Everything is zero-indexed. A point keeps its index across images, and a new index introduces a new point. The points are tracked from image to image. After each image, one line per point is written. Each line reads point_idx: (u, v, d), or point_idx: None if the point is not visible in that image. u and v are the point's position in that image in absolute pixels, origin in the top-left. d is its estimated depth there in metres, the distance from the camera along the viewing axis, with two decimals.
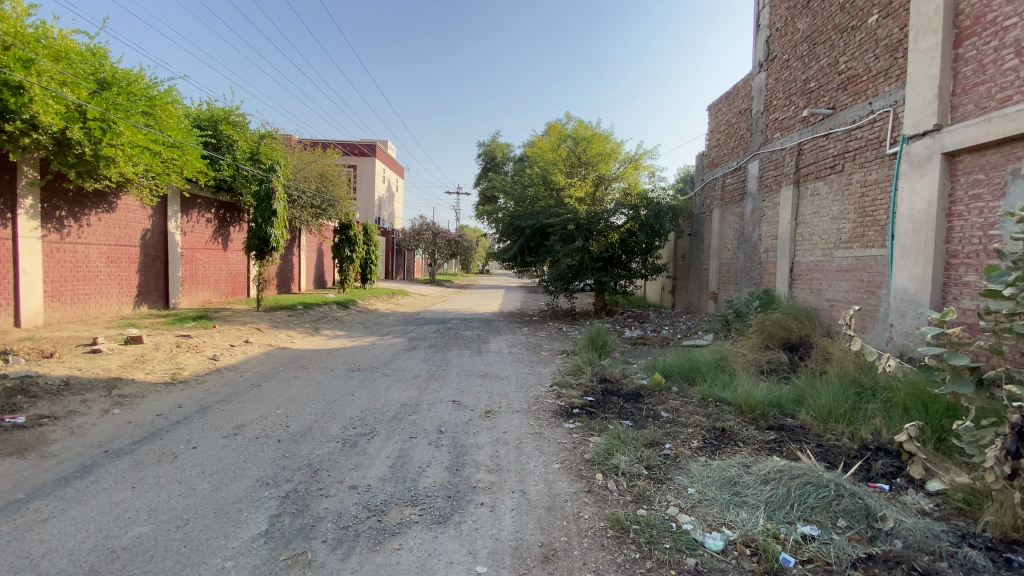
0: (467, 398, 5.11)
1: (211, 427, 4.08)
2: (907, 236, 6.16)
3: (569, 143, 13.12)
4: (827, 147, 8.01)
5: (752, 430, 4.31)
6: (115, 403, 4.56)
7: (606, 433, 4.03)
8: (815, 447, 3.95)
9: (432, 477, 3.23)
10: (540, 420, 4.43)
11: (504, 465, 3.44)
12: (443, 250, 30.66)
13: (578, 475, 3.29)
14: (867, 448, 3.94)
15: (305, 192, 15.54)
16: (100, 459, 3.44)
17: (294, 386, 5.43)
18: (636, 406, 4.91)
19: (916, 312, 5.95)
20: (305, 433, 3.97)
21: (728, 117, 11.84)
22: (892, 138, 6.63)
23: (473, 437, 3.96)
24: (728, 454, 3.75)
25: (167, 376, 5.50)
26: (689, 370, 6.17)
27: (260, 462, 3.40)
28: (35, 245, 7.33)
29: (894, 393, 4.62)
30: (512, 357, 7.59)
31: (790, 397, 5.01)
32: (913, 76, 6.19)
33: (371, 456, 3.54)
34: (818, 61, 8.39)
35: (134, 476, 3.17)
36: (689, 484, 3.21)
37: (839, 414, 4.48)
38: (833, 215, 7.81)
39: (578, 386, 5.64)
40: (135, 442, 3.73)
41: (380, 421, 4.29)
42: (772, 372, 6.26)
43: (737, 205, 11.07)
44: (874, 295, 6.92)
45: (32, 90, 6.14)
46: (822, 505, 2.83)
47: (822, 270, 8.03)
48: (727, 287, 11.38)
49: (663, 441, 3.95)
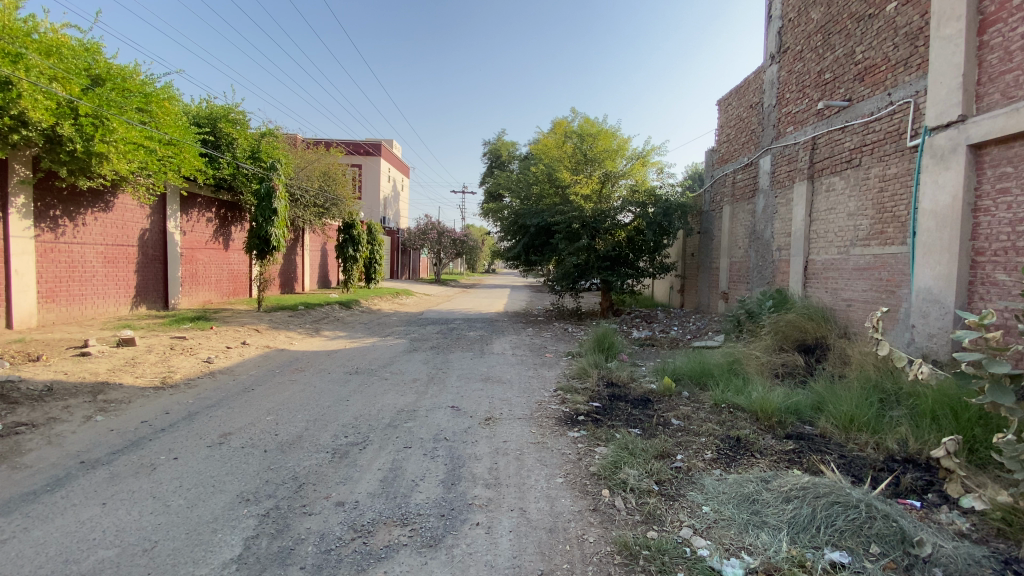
0: (467, 403, 4.87)
1: (196, 436, 3.86)
2: (930, 233, 5.83)
3: (574, 140, 12.72)
4: (843, 141, 7.69)
5: (769, 439, 4.05)
6: (99, 409, 4.38)
7: (613, 442, 3.78)
8: (839, 459, 3.68)
9: (426, 492, 3.00)
10: (542, 429, 4.18)
11: (503, 479, 3.20)
12: (448, 249, 30.43)
13: (583, 492, 3.04)
14: (895, 461, 3.66)
15: (308, 191, 15.34)
16: (75, 471, 3.26)
17: (287, 391, 5.20)
18: (645, 413, 4.66)
19: (941, 313, 5.64)
20: (295, 442, 3.76)
21: (738, 112, 11.52)
22: (914, 130, 6.31)
23: (471, 448, 3.72)
24: (745, 467, 3.48)
25: (156, 380, 5.32)
26: (700, 374, 5.90)
27: (242, 475, 3.18)
28: (29, 246, 7.20)
29: (920, 399, 4.33)
30: (514, 360, 7.36)
31: (809, 403, 4.74)
32: (935, 65, 5.87)
33: (362, 468, 3.31)
34: (833, 52, 8.06)
35: (107, 491, 2.97)
36: (704, 502, 2.94)
37: (862, 422, 4.19)
38: (850, 212, 7.50)
39: (583, 390, 5.39)
40: (114, 452, 3.54)
41: (373, 429, 4.07)
42: (789, 375, 5.98)
43: (748, 202, 10.75)
44: (894, 295, 6.60)
45: (20, 86, 5.98)
46: (852, 529, 2.55)
47: (838, 269, 7.71)
48: (738, 287, 11.07)
49: (675, 452, 3.69)
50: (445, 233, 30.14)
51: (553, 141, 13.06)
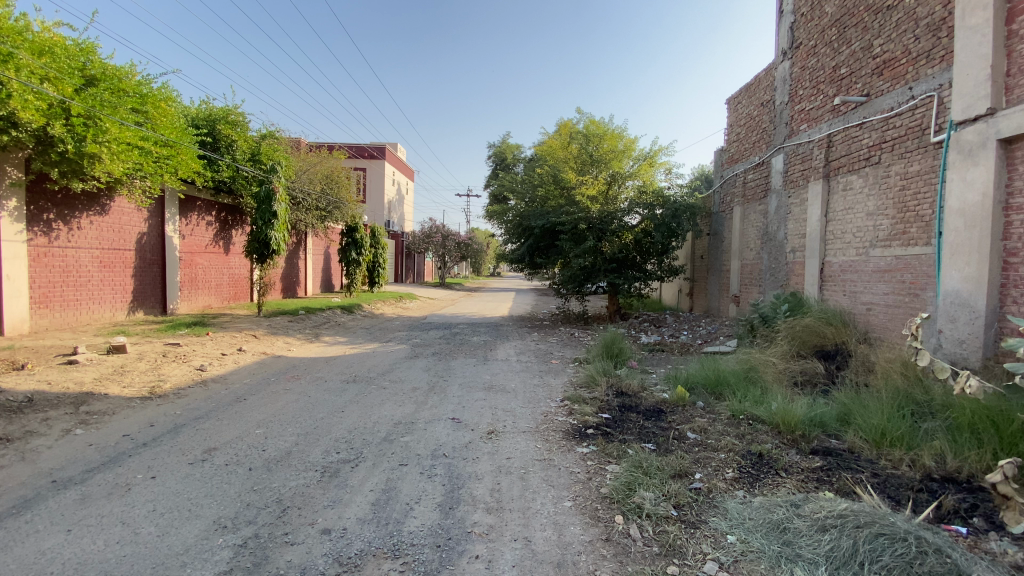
0: (468, 415, 4.60)
1: (179, 452, 3.62)
2: (957, 232, 5.50)
3: (579, 141, 12.41)
4: (860, 138, 7.38)
5: (794, 455, 3.75)
6: (79, 422, 4.15)
7: (625, 460, 3.49)
8: (871, 478, 3.37)
9: (420, 518, 2.73)
10: (549, 443, 3.90)
11: (506, 502, 2.92)
12: (453, 253, 30.18)
13: (594, 518, 2.75)
14: (934, 480, 3.35)
15: (310, 194, 15.13)
16: (45, 491, 3.02)
17: (280, 402, 4.95)
18: (659, 426, 4.35)
19: (970, 317, 5.31)
20: (282, 459, 3.50)
21: (748, 111, 11.23)
22: (938, 125, 5.99)
23: (472, 465, 3.45)
24: (770, 487, 3.19)
25: (144, 390, 5.09)
26: (715, 383, 5.60)
27: (222, 498, 2.92)
28: (20, 250, 7.00)
29: (956, 411, 4.00)
30: (519, 366, 7.09)
31: (834, 415, 4.42)
32: (961, 57, 5.55)
33: (353, 489, 3.05)
34: (849, 45, 7.76)
35: (74, 516, 2.72)
36: (729, 530, 2.65)
37: (895, 436, 3.87)
38: (868, 211, 7.18)
39: (592, 400, 5.10)
40: (90, 470, 3.30)
41: (368, 444, 3.80)
42: (808, 383, 5.66)
43: (760, 202, 10.43)
44: (918, 298, 6.28)
45: (9, 85, 5.83)
46: (901, 566, 2.24)
47: (856, 271, 7.40)
48: (750, 290, 10.74)
49: (693, 471, 3.40)
50: (450, 237, 29.83)
51: (558, 142, 12.64)
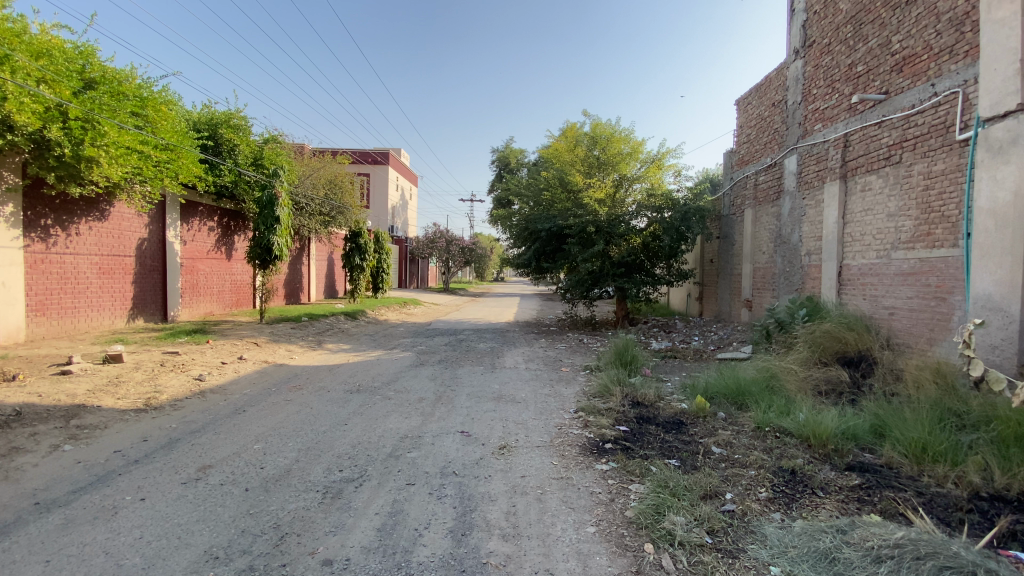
0: (478, 428, 4.36)
1: (171, 470, 3.40)
2: (988, 233, 5.24)
3: (586, 144, 12.17)
4: (879, 137, 7.13)
5: (830, 472, 3.49)
6: (69, 437, 3.93)
7: (648, 479, 3.25)
8: (917, 497, 3.11)
9: (431, 546, 2.49)
10: (566, 460, 3.66)
11: (523, 528, 2.68)
12: (457, 258, 29.90)
13: (621, 548, 2.50)
14: (983, 499, 3.10)
15: (313, 199, 14.92)
16: (27, 515, 2.79)
17: (280, 414, 4.73)
18: (681, 439, 4.10)
19: (1004, 322, 5.05)
20: (281, 477, 3.28)
21: (759, 111, 10.99)
22: (964, 122, 5.73)
23: (484, 485, 3.20)
24: (809, 510, 2.93)
25: (140, 402, 4.86)
26: (736, 392, 5.32)
27: (215, 524, 2.68)
28: (16, 257, 6.83)
29: (1001, 424, 3.74)
30: (528, 375, 6.82)
31: (867, 427, 4.16)
32: (988, 52, 5.33)
33: (356, 513, 2.82)
34: (865, 43, 7.54)
35: (56, 543, 2.50)
36: (771, 561, 2.39)
37: (937, 451, 3.61)
38: (889, 212, 6.91)
39: (607, 412, 4.84)
40: (77, 490, 3.09)
41: (373, 460, 3.58)
42: (833, 392, 5.40)
43: (773, 204, 10.17)
44: (944, 302, 6.02)
45: (6, 88, 5.67)
46: None
47: (877, 274, 7.13)
48: (764, 294, 10.47)
49: (723, 490, 3.15)
50: (454, 241, 29.64)
51: (565, 145, 12.39)
